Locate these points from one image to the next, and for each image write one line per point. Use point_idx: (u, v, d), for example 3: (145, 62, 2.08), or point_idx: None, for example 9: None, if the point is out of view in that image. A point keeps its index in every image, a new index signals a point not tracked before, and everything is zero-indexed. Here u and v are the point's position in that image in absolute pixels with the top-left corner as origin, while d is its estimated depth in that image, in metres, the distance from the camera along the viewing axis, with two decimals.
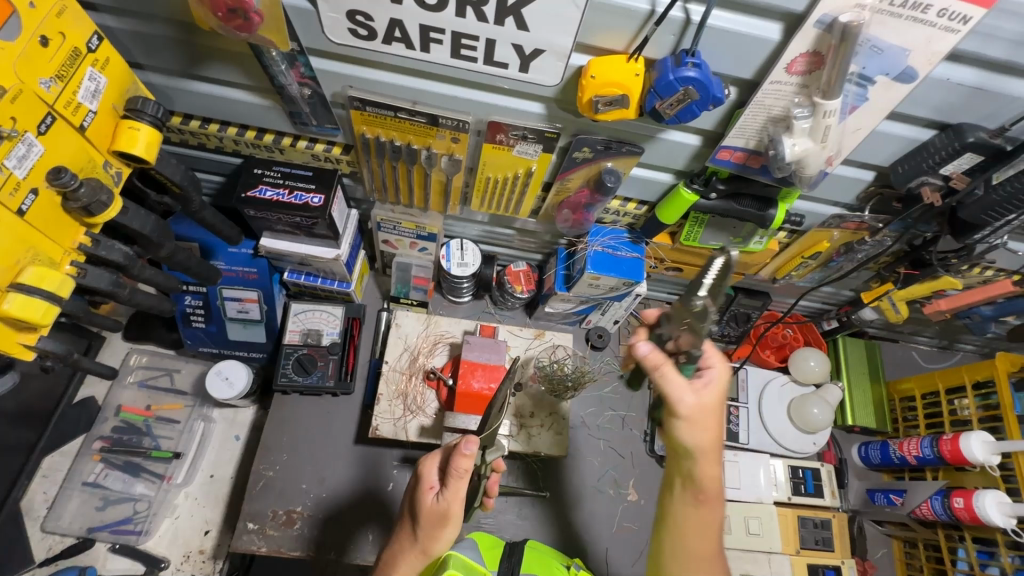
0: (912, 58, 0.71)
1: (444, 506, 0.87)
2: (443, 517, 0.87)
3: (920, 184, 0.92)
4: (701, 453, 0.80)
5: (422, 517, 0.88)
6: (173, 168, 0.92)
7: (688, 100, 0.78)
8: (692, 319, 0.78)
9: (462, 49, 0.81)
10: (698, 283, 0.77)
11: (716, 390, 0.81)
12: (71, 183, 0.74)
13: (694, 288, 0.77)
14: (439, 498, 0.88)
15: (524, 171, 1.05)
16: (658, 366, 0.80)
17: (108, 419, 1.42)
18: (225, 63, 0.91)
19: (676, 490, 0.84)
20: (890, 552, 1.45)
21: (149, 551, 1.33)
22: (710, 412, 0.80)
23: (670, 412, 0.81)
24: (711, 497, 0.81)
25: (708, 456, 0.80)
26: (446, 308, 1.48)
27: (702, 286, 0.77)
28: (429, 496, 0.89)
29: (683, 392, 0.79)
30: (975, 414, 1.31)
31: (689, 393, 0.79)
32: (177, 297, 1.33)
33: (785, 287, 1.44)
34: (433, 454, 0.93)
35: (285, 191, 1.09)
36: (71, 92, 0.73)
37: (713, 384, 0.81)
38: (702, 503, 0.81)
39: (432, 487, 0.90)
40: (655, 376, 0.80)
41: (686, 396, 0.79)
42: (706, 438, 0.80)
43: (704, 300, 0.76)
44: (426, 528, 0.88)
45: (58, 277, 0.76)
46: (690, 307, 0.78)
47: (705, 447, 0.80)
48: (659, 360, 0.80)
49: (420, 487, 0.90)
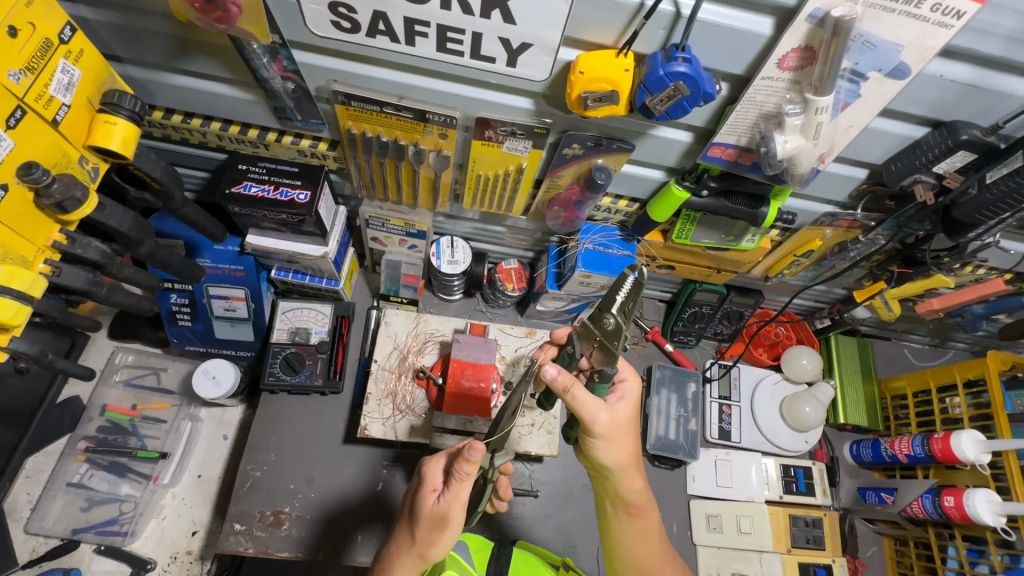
0: (905, 54, 0.70)
1: (444, 510, 0.83)
2: (442, 522, 0.83)
3: (913, 182, 0.92)
4: (624, 470, 0.87)
5: (421, 520, 0.85)
6: (152, 164, 0.90)
7: (679, 96, 0.76)
8: (605, 338, 0.78)
9: (448, 42, 0.79)
10: (612, 299, 0.76)
11: (626, 406, 0.86)
12: (43, 179, 0.71)
13: (607, 306, 0.77)
14: (440, 502, 0.84)
15: (514, 168, 1.03)
16: (567, 389, 0.80)
17: (93, 418, 1.40)
18: (206, 56, 0.89)
19: (610, 511, 0.93)
20: (881, 550, 1.45)
21: (135, 552, 1.31)
22: (622, 426, 0.85)
23: (587, 433, 0.84)
24: (640, 508, 0.91)
25: (628, 470, 0.88)
26: (437, 306, 1.47)
27: (615, 303, 0.76)
28: (430, 498, 0.86)
29: (596, 411, 0.81)
30: (967, 412, 1.31)
31: (603, 410, 0.82)
32: (162, 295, 1.31)
33: (778, 285, 1.44)
34: (439, 455, 0.90)
35: (271, 188, 1.07)
36: (43, 85, 0.71)
37: (626, 398, 0.86)
38: (635, 514, 0.91)
39: (434, 489, 0.86)
40: (567, 400, 0.81)
41: (599, 415, 0.81)
42: (624, 453, 0.86)
43: (615, 317, 0.76)
44: (424, 532, 0.84)
45: (29, 276, 0.75)
46: (603, 325, 0.78)
47: (624, 464, 0.87)
48: (567, 381, 0.80)
49: (422, 488, 0.87)
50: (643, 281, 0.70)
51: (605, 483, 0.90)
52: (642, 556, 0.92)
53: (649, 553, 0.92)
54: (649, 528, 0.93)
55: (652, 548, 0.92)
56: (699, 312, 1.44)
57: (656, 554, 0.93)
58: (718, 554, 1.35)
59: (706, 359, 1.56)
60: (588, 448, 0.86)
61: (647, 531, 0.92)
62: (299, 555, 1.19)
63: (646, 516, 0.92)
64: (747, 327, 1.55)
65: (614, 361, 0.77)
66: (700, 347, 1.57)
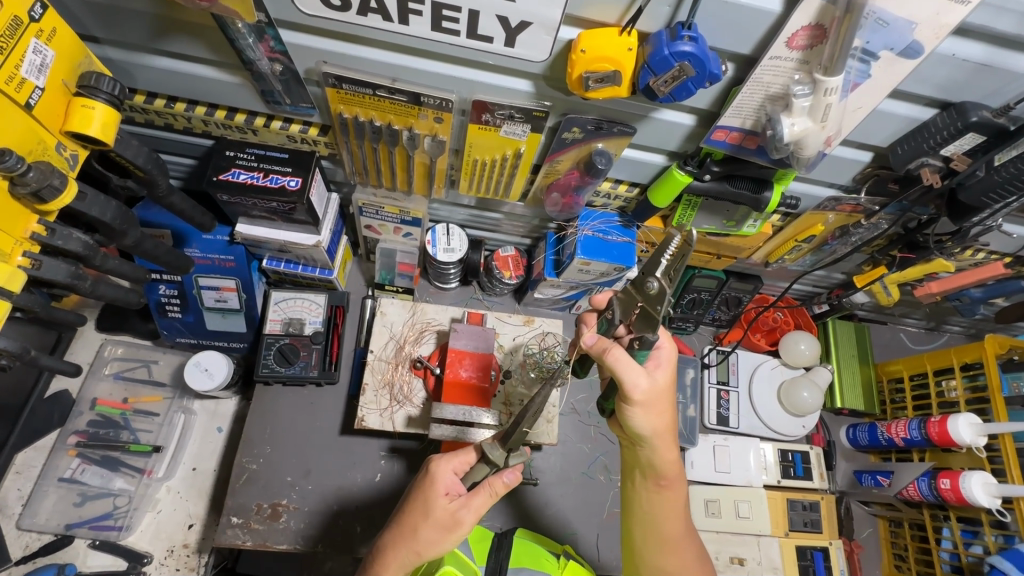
0: (918, 32, 0.67)
1: (459, 516, 0.84)
2: (454, 525, 0.84)
3: (920, 165, 0.90)
4: (659, 439, 0.86)
5: (431, 519, 0.84)
6: (135, 150, 0.85)
7: (684, 77, 0.73)
8: (647, 302, 0.75)
9: (444, 21, 0.75)
10: (656, 262, 0.73)
11: (664, 373, 0.84)
12: (18, 167, 0.67)
13: (651, 269, 0.74)
14: (456, 505, 0.85)
15: (512, 153, 1.00)
16: (606, 350, 0.80)
17: (83, 412, 1.38)
18: (189, 37, 0.85)
19: (638, 479, 0.93)
20: (876, 532, 1.48)
21: (131, 547, 1.30)
22: (661, 393, 0.83)
23: (625, 400, 0.82)
24: (670, 481, 0.90)
25: (665, 439, 0.86)
26: (433, 295, 1.44)
27: (659, 265, 0.73)
28: (441, 500, 0.85)
29: (637, 376, 0.80)
30: (962, 396, 1.32)
31: (644, 376, 0.80)
32: (150, 286, 1.27)
33: (777, 271, 1.42)
34: (450, 456, 0.89)
35: (260, 175, 1.04)
36: (13, 66, 0.67)
37: (663, 365, 0.84)
38: (663, 486, 0.90)
39: (446, 493, 0.86)
40: (606, 362, 0.80)
41: (640, 380, 0.80)
42: (660, 421, 0.85)
43: (658, 281, 0.73)
44: (430, 533, 0.83)
45: (6, 271, 0.72)
46: (645, 289, 0.75)
47: (659, 431, 0.85)
48: (606, 344, 0.81)
49: (436, 488, 0.86)
50: (690, 244, 0.65)
51: (640, 451, 0.89)
52: (663, 530, 0.91)
53: (673, 527, 0.91)
54: (675, 504, 0.91)
55: (675, 523, 0.91)
56: (699, 299, 1.42)
57: (679, 528, 0.92)
58: (717, 538, 1.35)
59: (704, 345, 1.55)
60: (624, 417, 0.85)
61: (675, 504, 0.91)
62: (298, 546, 1.18)
63: (676, 489, 0.91)
64: (745, 313, 1.54)
65: (655, 327, 0.75)
66: (698, 332, 1.56)
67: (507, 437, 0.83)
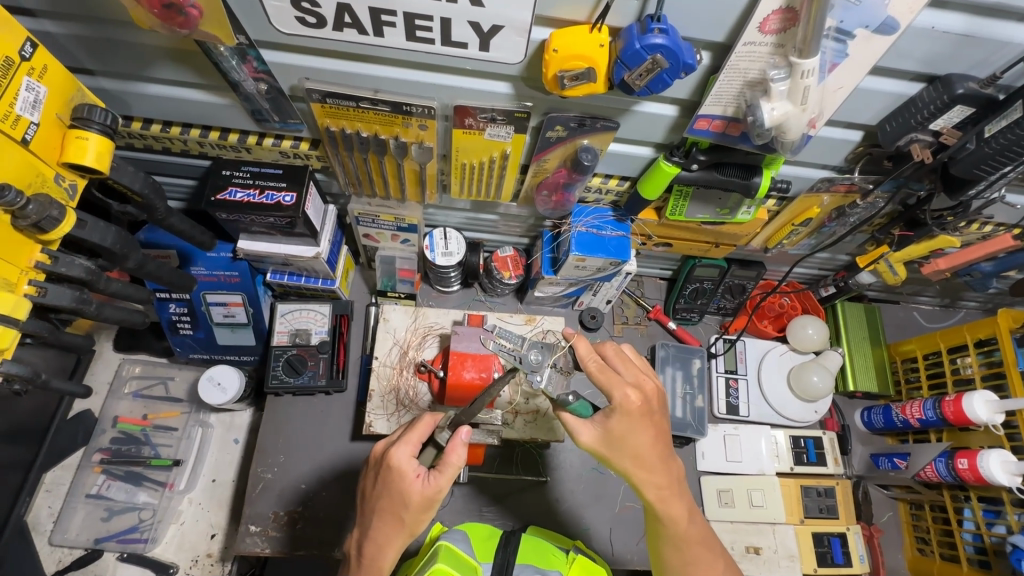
0: (891, 7, 0.67)
1: (436, 493, 0.84)
2: (434, 502, 0.85)
3: (910, 141, 0.88)
4: (642, 467, 0.87)
5: (412, 505, 0.84)
6: (131, 176, 0.88)
7: (658, 69, 0.73)
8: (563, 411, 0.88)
9: (417, 30, 0.77)
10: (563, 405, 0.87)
11: (616, 419, 0.86)
12: (17, 201, 0.70)
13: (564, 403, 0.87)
14: (429, 487, 0.84)
15: (499, 154, 1.01)
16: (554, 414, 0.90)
17: (106, 430, 1.43)
18: (176, 63, 0.88)
19: None
20: (897, 515, 1.45)
21: (157, 558, 1.34)
22: (623, 435, 0.86)
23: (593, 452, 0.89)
24: (667, 492, 0.89)
25: (645, 464, 0.87)
26: (435, 299, 1.46)
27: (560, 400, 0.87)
28: (415, 485, 0.85)
29: (580, 428, 0.87)
30: (978, 372, 1.29)
31: (585, 428, 0.87)
32: (160, 305, 1.32)
33: (778, 256, 1.40)
34: (408, 443, 0.87)
35: (256, 192, 1.06)
36: (8, 104, 0.70)
37: (612, 413, 0.86)
38: (664, 496, 0.89)
39: (418, 475, 0.85)
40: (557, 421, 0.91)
41: (584, 432, 0.87)
42: (637, 453, 0.86)
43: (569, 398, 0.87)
44: (415, 515, 0.85)
45: (12, 299, 0.76)
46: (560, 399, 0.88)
47: (640, 460, 0.87)
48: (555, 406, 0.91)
49: (405, 476, 0.85)
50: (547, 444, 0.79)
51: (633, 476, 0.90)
52: (673, 528, 0.90)
53: (682, 526, 0.90)
54: (680, 509, 0.90)
55: (683, 522, 0.90)
56: (701, 288, 1.44)
57: (689, 525, 0.90)
58: (732, 528, 1.33)
59: (710, 335, 1.54)
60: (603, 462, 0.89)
61: (677, 510, 0.89)
62: (314, 551, 1.20)
63: (676, 498, 0.89)
64: (751, 299, 1.52)
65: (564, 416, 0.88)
66: (704, 322, 1.56)
67: (462, 411, 0.92)
